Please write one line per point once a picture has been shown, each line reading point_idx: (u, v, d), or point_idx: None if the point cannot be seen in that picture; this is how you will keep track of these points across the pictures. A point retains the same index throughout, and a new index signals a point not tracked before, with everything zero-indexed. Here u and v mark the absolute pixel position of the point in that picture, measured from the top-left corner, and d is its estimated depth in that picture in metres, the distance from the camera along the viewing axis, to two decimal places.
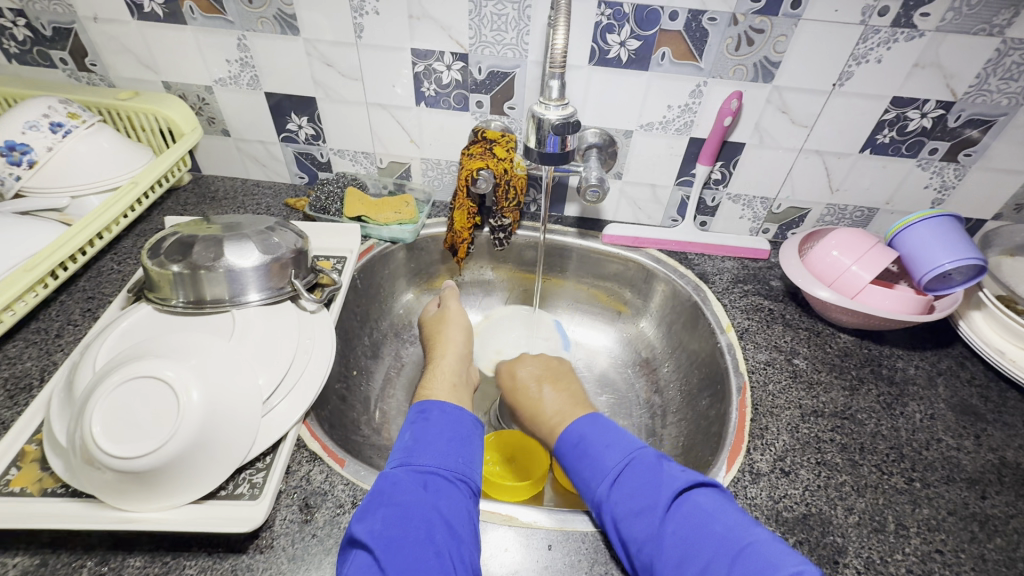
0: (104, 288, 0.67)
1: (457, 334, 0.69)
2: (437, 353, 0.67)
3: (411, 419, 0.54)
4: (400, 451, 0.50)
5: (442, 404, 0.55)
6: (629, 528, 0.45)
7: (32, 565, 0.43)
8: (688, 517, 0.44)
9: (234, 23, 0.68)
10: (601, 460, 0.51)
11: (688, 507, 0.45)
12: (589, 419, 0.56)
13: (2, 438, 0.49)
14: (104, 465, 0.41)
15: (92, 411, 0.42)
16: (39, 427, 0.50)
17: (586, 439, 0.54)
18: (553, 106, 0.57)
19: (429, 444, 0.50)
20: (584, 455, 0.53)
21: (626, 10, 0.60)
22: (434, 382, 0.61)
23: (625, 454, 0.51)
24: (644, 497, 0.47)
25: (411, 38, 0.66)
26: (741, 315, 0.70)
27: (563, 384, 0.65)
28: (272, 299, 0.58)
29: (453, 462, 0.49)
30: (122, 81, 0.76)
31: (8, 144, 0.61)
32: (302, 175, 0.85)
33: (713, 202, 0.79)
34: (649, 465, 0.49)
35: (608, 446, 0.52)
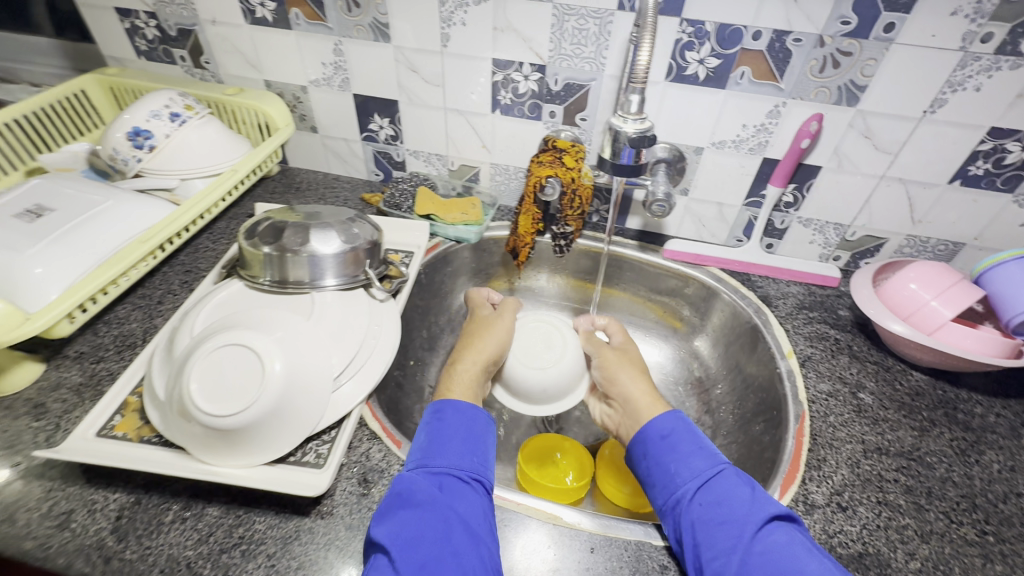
0: (200, 263, 0.74)
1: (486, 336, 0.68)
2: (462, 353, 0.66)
3: (427, 421, 0.55)
4: (418, 451, 0.52)
5: (456, 404, 0.56)
6: (709, 536, 0.45)
7: (128, 502, 0.48)
8: (776, 545, 0.43)
9: (334, 29, 0.73)
10: (690, 461, 0.51)
11: (778, 535, 0.44)
12: (674, 416, 0.56)
13: (111, 388, 0.56)
14: (197, 419, 0.46)
15: (191, 372, 0.47)
16: (140, 382, 0.56)
17: (676, 435, 0.53)
18: (631, 120, 0.58)
19: (445, 445, 0.52)
20: (672, 453, 0.52)
21: (708, 28, 0.61)
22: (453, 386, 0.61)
23: (715, 464, 0.50)
24: (735, 509, 0.46)
25: (493, 48, 0.69)
26: (805, 343, 0.68)
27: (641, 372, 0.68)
28: (347, 285, 0.62)
29: (466, 464, 0.51)
30: (230, 78, 0.84)
31: (134, 131, 0.69)
32: (378, 172, 0.90)
33: (782, 225, 0.77)
34: (736, 483, 0.48)
35: (698, 450, 0.52)
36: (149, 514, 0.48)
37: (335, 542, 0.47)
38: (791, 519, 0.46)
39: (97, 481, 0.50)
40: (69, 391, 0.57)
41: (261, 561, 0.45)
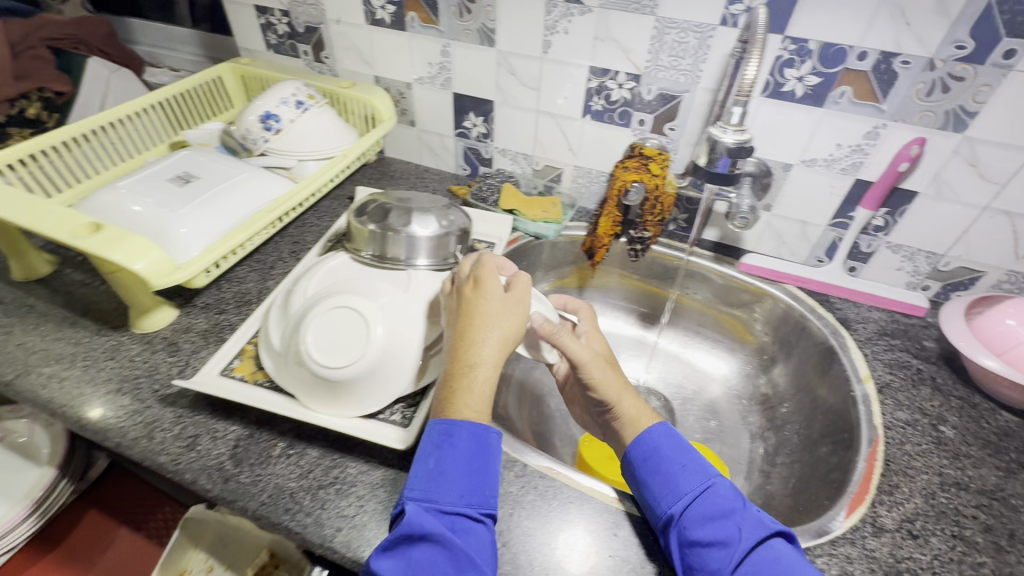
0: (306, 236, 0.82)
1: (506, 317, 0.51)
2: (476, 342, 0.49)
3: (433, 441, 0.46)
4: (424, 480, 0.45)
5: (471, 425, 0.47)
6: (698, 559, 0.44)
7: (244, 434, 0.55)
8: (767, 566, 0.43)
9: (444, 33, 0.80)
10: (676, 480, 0.49)
11: (770, 555, 0.43)
12: (662, 430, 0.53)
13: (232, 336, 0.64)
14: (309, 366, 0.53)
15: (309, 326, 0.54)
16: (255, 333, 0.64)
17: (660, 455, 0.51)
18: (730, 131, 0.60)
19: (457, 477, 0.45)
20: (655, 474, 0.50)
21: (811, 47, 0.62)
22: (472, 395, 0.48)
23: (704, 480, 0.48)
24: (723, 529, 0.45)
25: (592, 56, 0.73)
26: (884, 369, 0.67)
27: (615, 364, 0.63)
28: (437, 267, 0.66)
29: (477, 497, 0.45)
30: (344, 72, 0.93)
31: (266, 114, 0.78)
32: (465, 167, 0.96)
33: (868, 248, 0.75)
34: (727, 501, 0.47)
35: (682, 467, 0.50)
36: (259, 447, 0.54)
37: None
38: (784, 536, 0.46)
39: (219, 413, 0.57)
40: (197, 335, 0.65)
41: (352, 500, 0.50)
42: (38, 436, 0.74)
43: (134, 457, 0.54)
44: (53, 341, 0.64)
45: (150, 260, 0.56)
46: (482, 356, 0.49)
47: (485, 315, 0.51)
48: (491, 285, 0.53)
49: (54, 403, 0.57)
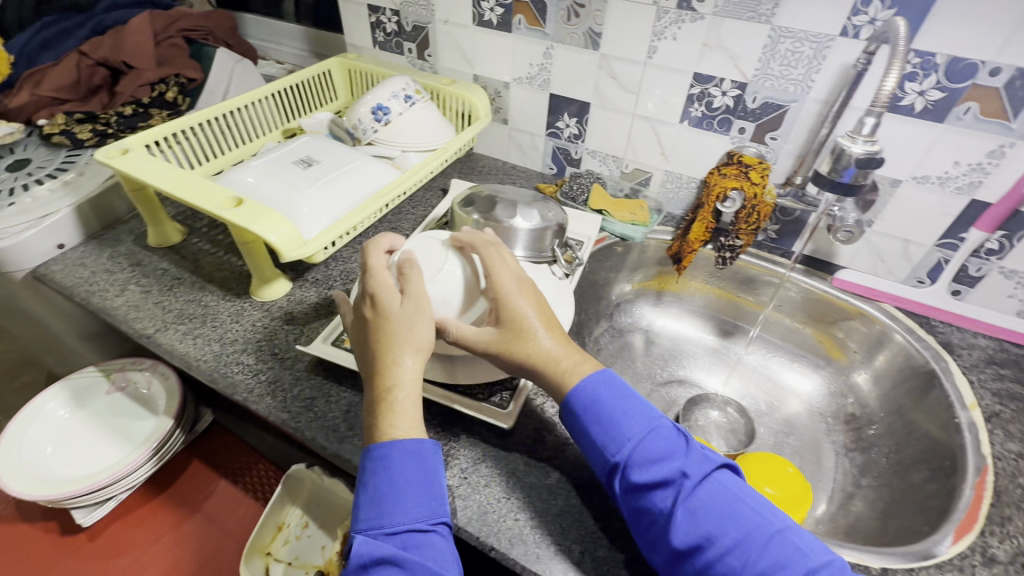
0: (403, 223, 0.86)
1: (408, 331, 0.49)
2: (386, 366, 0.48)
3: (369, 470, 0.45)
4: (368, 507, 0.44)
5: (400, 442, 0.46)
6: (648, 498, 0.45)
7: (356, 401, 0.59)
8: (711, 500, 0.43)
9: (549, 35, 0.82)
10: (619, 427, 0.48)
11: (714, 488, 0.44)
12: (600, 376, 0.50)
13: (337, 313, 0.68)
14: None
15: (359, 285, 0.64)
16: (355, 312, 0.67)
17: (600, 403, 0.49)
18: (860, 141, 0.59)
19: (398, 496, 0.44)
20: (598, 422, 0.48)
21: (938, 61, 0.60)
22: (399, 413, 0.47)
23: (647, 424, 0.48)
24: (667, 469, 0.45)
25: (698, 63, 0.74)
26: (991, 398, 0.64)
27: (539, 299, 0.54)
28: (535, 258, 0.69)
29: (426, 510, 0.44)
30: (444, 69, 0.97)
31: (377, 106, 0.83)
32: (552, 166, 0.99)
33: (978, 272, 0.72)
34: (669, 444, 0.46)
35: (625, 412, 0.48)
36: None
37: (515, 473, 0.54)
38: (727, 467, 0.46)
39: (333, 379, 0.62)
40: (310, 307, 0.70)
41: (457, 472, 0.54)
42: (155, 388, 0.81)
43: (259, 413, 0.59)
44: (186, 302, 0.70)
45: (282, 234, 0.61)
46: (397, 375, 0.47)
47: (390, 335, 0.49)
48: (384, 303, 0.50)
49: (189, 358, 0.63)
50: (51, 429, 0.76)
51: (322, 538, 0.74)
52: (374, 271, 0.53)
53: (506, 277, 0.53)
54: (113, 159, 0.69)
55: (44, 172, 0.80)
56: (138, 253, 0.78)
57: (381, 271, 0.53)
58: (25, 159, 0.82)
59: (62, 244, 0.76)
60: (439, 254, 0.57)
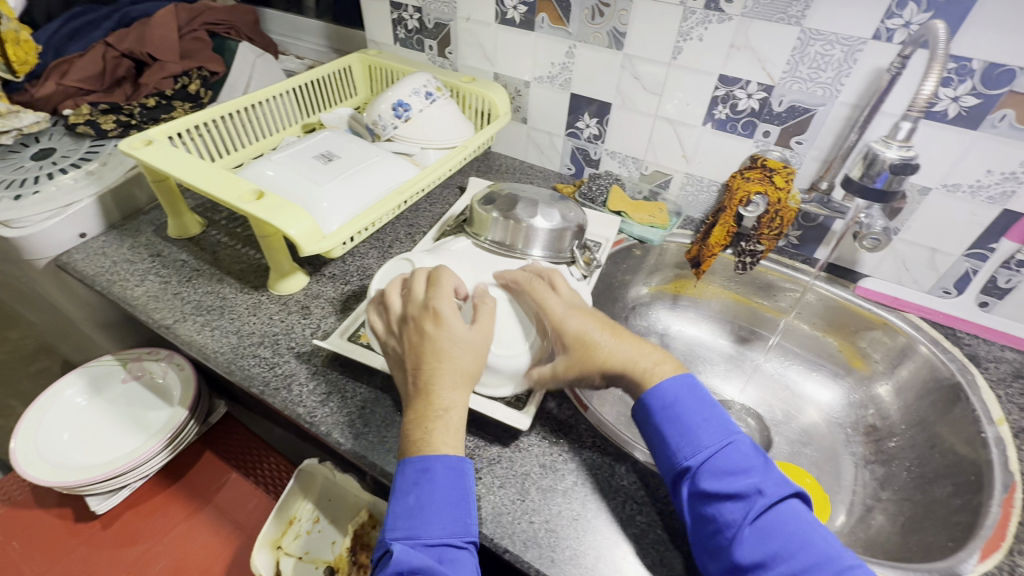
0: (420, 220, 0.86)
1: (468, 357, 0.50)
2: (442, 385, 0.48)
3: (410, 480, 0.45)
4: (406, 518, 0.44)
5: (446, 458, 0.46)
6: (714, 508, 0.44)
7: (370, 397, 0.59)
8: (783, 523, 0.42)
9: (572, 35, 0.82)
10: (696, 434, 0.47)
11: (785, 511, 0.43)
12: (684, 382, 0.50)
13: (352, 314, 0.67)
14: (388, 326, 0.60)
15: (376, 273, 0.63)
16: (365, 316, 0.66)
17: (681, 406, 0.48)
18: (894, 147, 0.58)
19: (438, 510, 0.44)
20: (675, 424, 0.48)
21: (974, 66, 0.59)
22: (449, 431, 0.47)
23: (725, 436, 0.47)
24: (741, 483, 0.44)
25: (724, 65, 0.73)
26: (1020, 413, 0.62)
27: (592, 313, 0.55)
28: (552, 258, 0.69)
29: (461, 527, 0.45)
30: (465, 67, 0.97)
31: (398, 103, 0.83)
32: (570, 167, 0.98)
33: (1007, 284, 0.71)
34: (747, 459, 0.45)
35: (705, 420, 0.48)
36: (386, 410, 0.58)
37: (530, 475, 0.53)
38: (799, 494, 0.45)
39: (349, 375, 0.61)
40: (327, 302, 0.70)
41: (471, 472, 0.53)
42: (171, 377, 0.81)
43: (275, 406, 0.59)
44: (205, 294, 0.71)
45: (301, 228, 0.61)
46: (453, 397, 0.48)
47: (452, 355, 0.49)
48: (450, 322, 0.51)
49: (207, 350, 0.63)
50: (69, 416, 0.77)
51: (333, 533, 0.73)
52: (442, 289, 0.53)
53: (558, 306, 0.55)
54: (137, 150, 0.69)
55: (68, 161, 0.81)
56: (158, 243, 0.78)
57: (449, 291, 0.53)
58: (50, 148, 0.83)
59: (84, 233, 0.77)
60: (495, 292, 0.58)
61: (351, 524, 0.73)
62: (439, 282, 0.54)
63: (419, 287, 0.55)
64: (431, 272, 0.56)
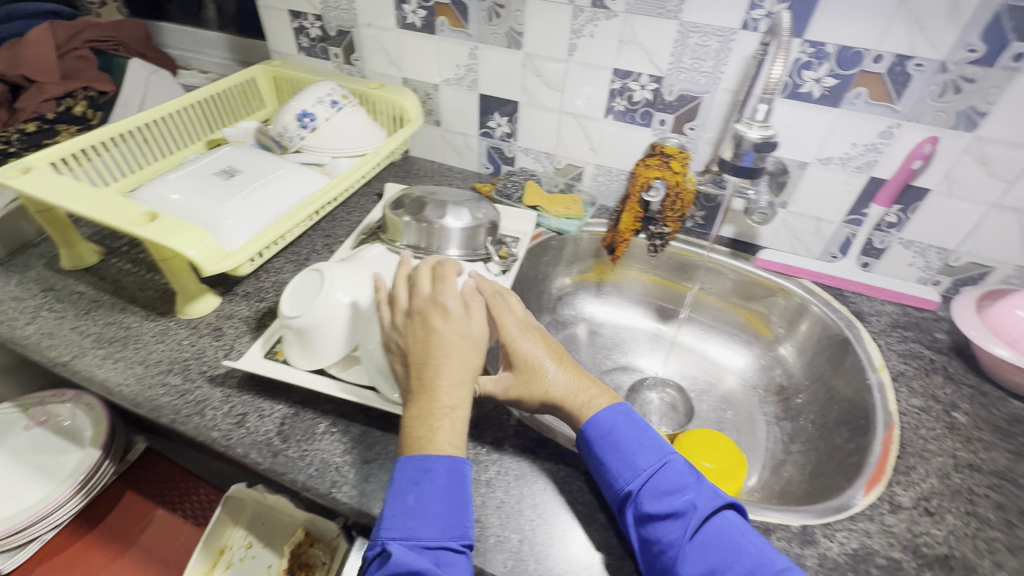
0: (337, 230, 0.85)
1: (467, 351, 0.51)
2: (446, 382, 0.49)
3: (409, 479, 0.46)
4: (403, 519, 0.44)
5: (446, 458, 0.47)
6: (656, 530, 0.45)
7: (290, 412, 0.58)
8: (718, 534, 0.44)
9: (472, 36, 0.83)
10: (633, 459, 0.49)
11: (719, 523, 0.45)
12: (620, 410, 0.53)
13: (263, 335, 0.65)
14: (303, 341, 0.59)
15: (288, 289, 0.61)
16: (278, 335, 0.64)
17: (618, 433, 0.51)
18: (756, 127, 0.63)
19: (437, 512, 0.45)
20: (614, 451, 0.50)
21: (829, 50, 0.65)
22: (446, 429, 0.48)
23: (661, 457, 0.49)
24: (677, 503, 0.46)
25: (616, 59, 0.76)
26: (898, 359, 0.69)
27: (548, 339, 0.57)
28: (469, 257, 0.71)
29: (458, 530, 0.45)
30: (373, 73, 0.96)
31: (302, 113, 0.81)
32: (488, 166, 1.00)
33: (881, 245, 0.78)
34: (682, 477, 0.48)
35: (640, 444, 0.50)
36: (306, 424, 0.57)
37: None
38: (735, 506, 0.48)
39: (266, 393, 0.60)
40: (241, 321, 0.68)
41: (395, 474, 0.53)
42: (80, 419, 0.77)
43: (187, 433, 0.57)
44: (106, 326, 0.67)
45: (202, 248, 0.59)
46: (459, 393, 0.49)
47: (461, 351, 0.51)
48: (456, 316, 0.53)
49: (110, 384, 0.60)
50: None
51: (268, 557, 0.71)
52: (448, 285, 0.55)
53: (513, 324, 0.56)
54: (13, 179, 0.65)
55: None
56: (50, 277, 0.73)
57: (454, 287, 0.55)
58: None
59: None
60: None
61: (288, 545, 0.70)
62: (439, 275, 0.56)
63: (426, 281, 0.56)
64: (436, 267, 0.58)
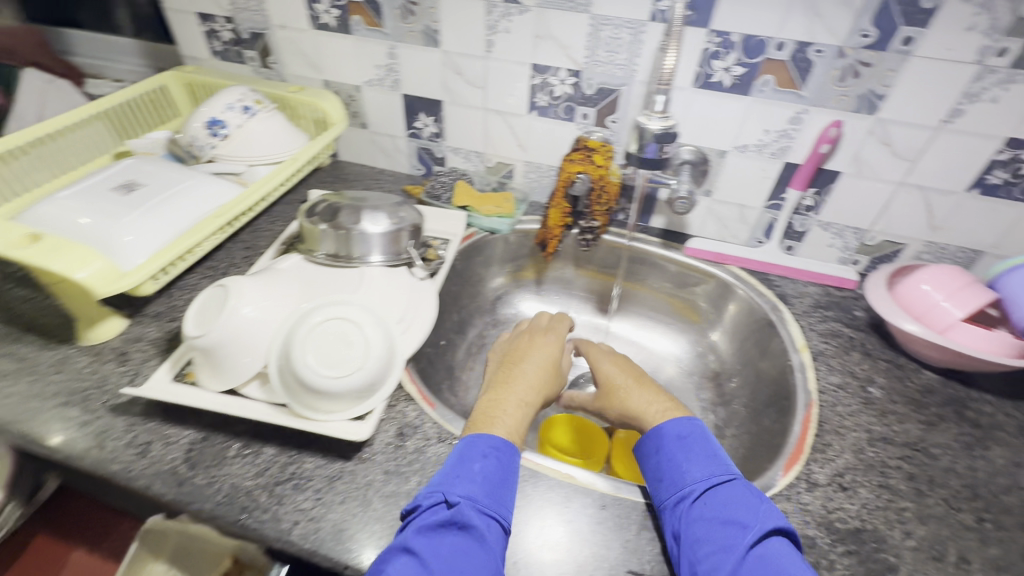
0: (259, 241, 0.81)
1: (542, 364, 0.65)
2: (518, 381, 0.62)
3: (481, 450, 0.52)
4: (466, 483, 0.49)
5: (514, 448, 0.53)
6: (707, 531, 0.46)
7: (199, 437, 0.55)
8: (775, 556, 0.44)
9: (389, 35, 0.81)
10: (704, 465, 0.51)
11: (776, 545, 0.45)
12: (687, 419, 0.57)
13: (170, 358, 0.61)
14: (210, 360, 0.56)
15: (192, 306, 0.58)
16: (188, 358, 0.61)
17: (694, 440, 0.54)
18: (655, 118, 0.65)
19: (498, 488, 0.49)
20: (687, 452, 0.53)
21: (734, 39, 0.65)
22: (505, 419, 0.56)
23: (729, 471, 0.51)
24: (739, 514, 0.47)
25: (533, 54, 0.75)
26: (818, 339, 0.71)
27: (636, 370, 0.67)
28: (391, 262, 0.69)
29: (509, 508, 0.49)
30: (293, 77, 0.93)
31: (211, 120, 0.78)
32: (419, 167, 0.98)
33: (802, 228, 0.80)
34: (748, 492, 0.49)
35: (712, 456, 0.52)
36: (216, 449, 0.55)
37: (373, 483, 0.53)
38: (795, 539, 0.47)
39: (173, 418, 0.57)
40: (149, 344, 0.65)
41: (310, 494, 0.51)
42: None
43: (85, 468, 0.53)
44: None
45: (93, 269, 0.56)
46: (524, 394, 0.60)
47: (547, 363, 0.66)
48: (549, 340, 0.69)
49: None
50: None
51: None
52: (556, 324, 0.74)
53: (602, 356, 0.69)
54: None
55: None
56: None
57: (560, 327, 0.73)
58: None
59: None
60: (335, 314, 0.57)
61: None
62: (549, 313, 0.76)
63: (545, 317, 0.75)
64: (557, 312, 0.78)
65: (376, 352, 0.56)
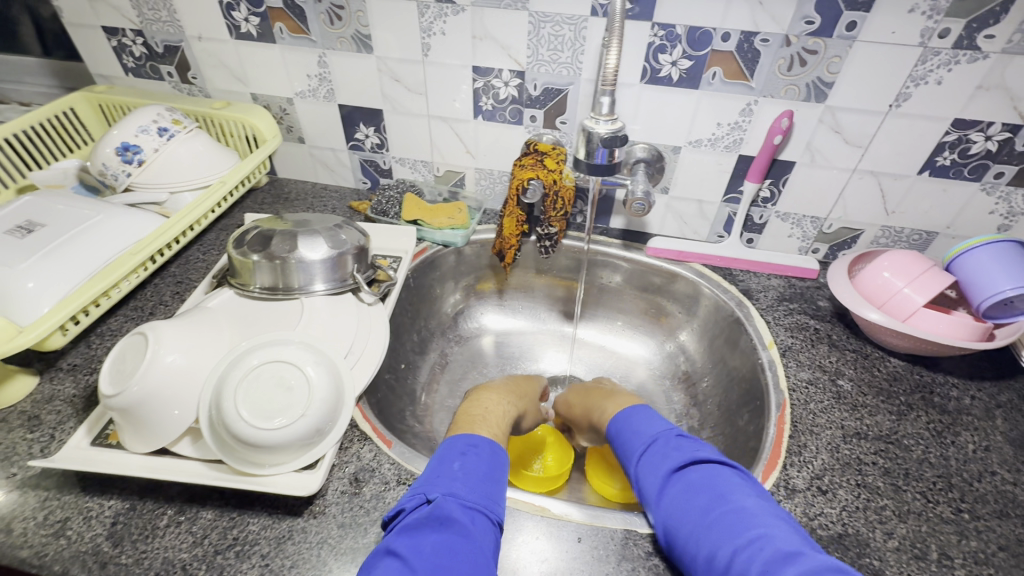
0: (191, 274, 0.74)
1: (512, 389, 0.75)
2: (492, 398, 0.70)
3: (458, 450, 0.54)
4: (445, 479, 0.49)
5: (495, 447, 0.56)
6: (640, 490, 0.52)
7: (123, 508, 0.49)
8: (679, 489, 0.48)
9: (317, 42, 0.75)
10: (634, 437, 0.58)
11: (682, 480, 0.49)
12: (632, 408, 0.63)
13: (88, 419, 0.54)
14: (130, 422, 0.50)
15: (108, 359, 0.52)
16: (110, 417, 0.54)
17: (626, 421, 0.61)
18: (603, 121, 0.61)
19: (477, 482, 0.50)
20: (622, 434, 0.59)
21: (678, 32, 0.63)
22: (480, 422, 0.62)
23: (651, 433, 0.56)
24: (654, 467, 0.52)
25: (473, 56, 0.71)
26: (785, 333, 0.70)
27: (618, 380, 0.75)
28: (336, 290, 0.63)
29: (492, 502, 0.48)
30: (217, 92, 0.86)
31: (123, 146, 0.70)
32: (365, 180, 0.92)
33: (761, 220, 0.79)
34: (664, 444, 0.54)
35: (640, 428, 0.58)
36: (145, 519, 0.49)
37: (326, 540, 0.48)
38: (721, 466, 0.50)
39: (93, 488, 0.50)
40: (64, 403, 0.57)
41: (255, 561, 0.46)
42: None
43: None
44: None
45: None
46: (497, 406, 0.68)
47: (517, 388, 0.76)
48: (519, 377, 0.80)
49: None
50: None
51: None
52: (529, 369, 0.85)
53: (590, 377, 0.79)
54: None
55: None
56: None
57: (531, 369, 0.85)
58: None
59: None
60: (278, 355, 0.51)
61: None
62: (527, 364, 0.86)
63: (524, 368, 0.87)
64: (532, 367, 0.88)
65: (322, 394, 0.51)
